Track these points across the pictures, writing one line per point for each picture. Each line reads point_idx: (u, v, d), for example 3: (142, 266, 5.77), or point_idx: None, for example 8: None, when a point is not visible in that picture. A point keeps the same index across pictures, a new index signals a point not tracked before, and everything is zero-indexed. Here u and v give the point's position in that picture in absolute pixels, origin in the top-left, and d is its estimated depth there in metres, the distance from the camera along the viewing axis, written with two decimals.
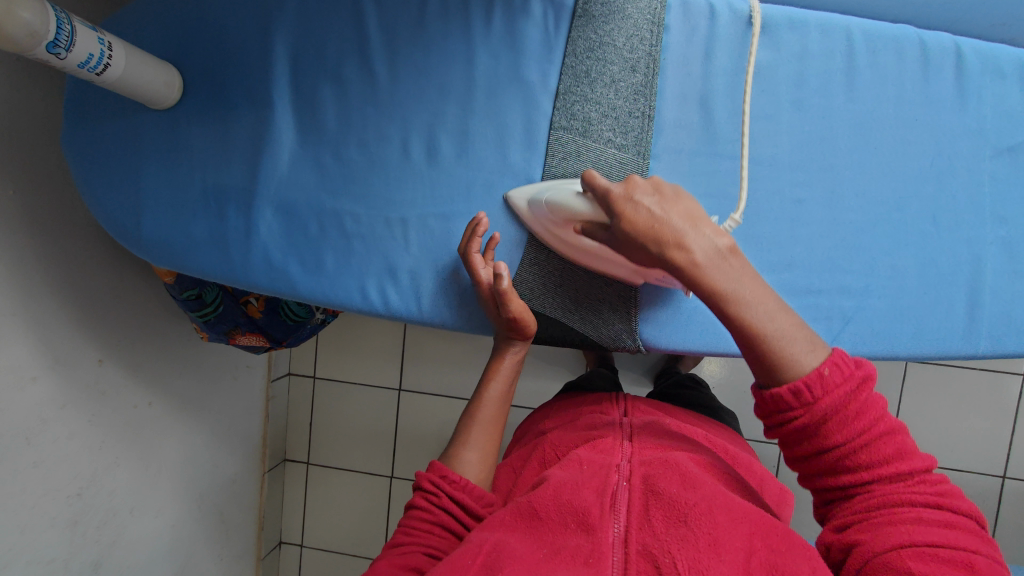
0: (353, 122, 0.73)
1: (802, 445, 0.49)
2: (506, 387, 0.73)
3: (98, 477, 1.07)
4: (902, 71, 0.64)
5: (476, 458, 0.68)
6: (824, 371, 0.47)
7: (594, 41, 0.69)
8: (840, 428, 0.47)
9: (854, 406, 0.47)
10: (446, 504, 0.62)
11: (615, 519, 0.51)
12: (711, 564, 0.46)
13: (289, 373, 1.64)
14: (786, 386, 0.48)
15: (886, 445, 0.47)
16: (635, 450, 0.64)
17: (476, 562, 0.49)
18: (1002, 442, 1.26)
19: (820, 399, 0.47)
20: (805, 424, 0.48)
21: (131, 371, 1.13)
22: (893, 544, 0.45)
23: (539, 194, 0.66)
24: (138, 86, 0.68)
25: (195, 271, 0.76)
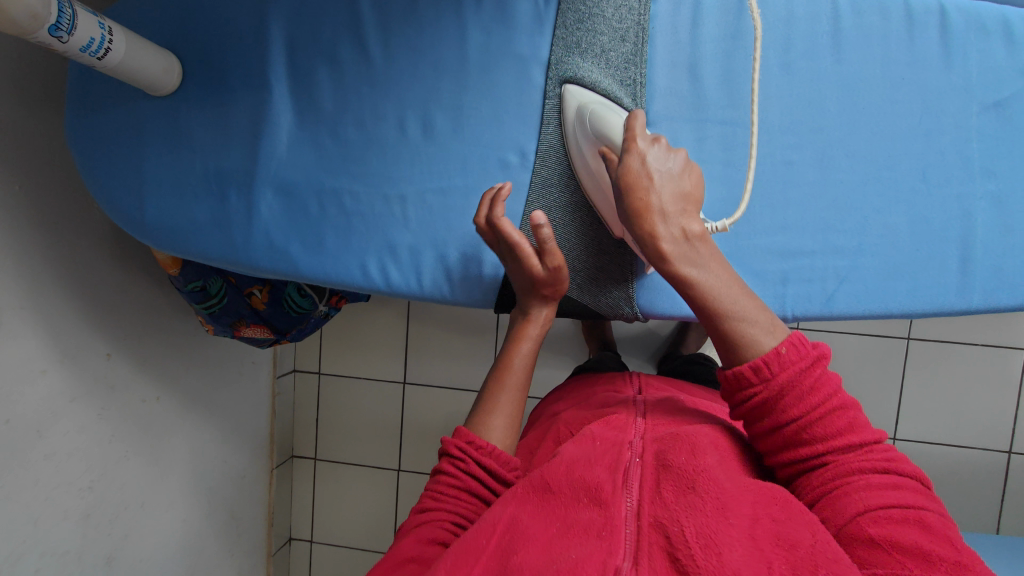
0: (349, 102, 0.74)
1: (761, 421, 0.52)
2: (530, 354, 0.69)
3: (108, 471, 1.08)
4: (887, 31, 0.65)
5: (503, 424, 0.65)
6: (781, 350, 0.50)
7: (584, 13, 0.70)
8: (797, 401, 0.50)
9: (808, 382, 0.50)
10: (474, 469, 0.60)
11: (627, 493, 0.49)
12: (721, 528, 0.44)
13: (295, 370, 1.65)
14: (747, 363, 0.51)
15: (839, 415, 0.50)
16: (647, 428, 0.63)
17: (490, 541, 0.48)
18: (1006, 411, 1.26)
19: (777, 375, 0.50)
20: (764, 400, 0.51)
21: (138, 366, 1.15)
22: (851, 513, 0.46)
23: (589, 105, 0.66)
24: (139, 71, 0.70)
25: (198, 255, 0.78)
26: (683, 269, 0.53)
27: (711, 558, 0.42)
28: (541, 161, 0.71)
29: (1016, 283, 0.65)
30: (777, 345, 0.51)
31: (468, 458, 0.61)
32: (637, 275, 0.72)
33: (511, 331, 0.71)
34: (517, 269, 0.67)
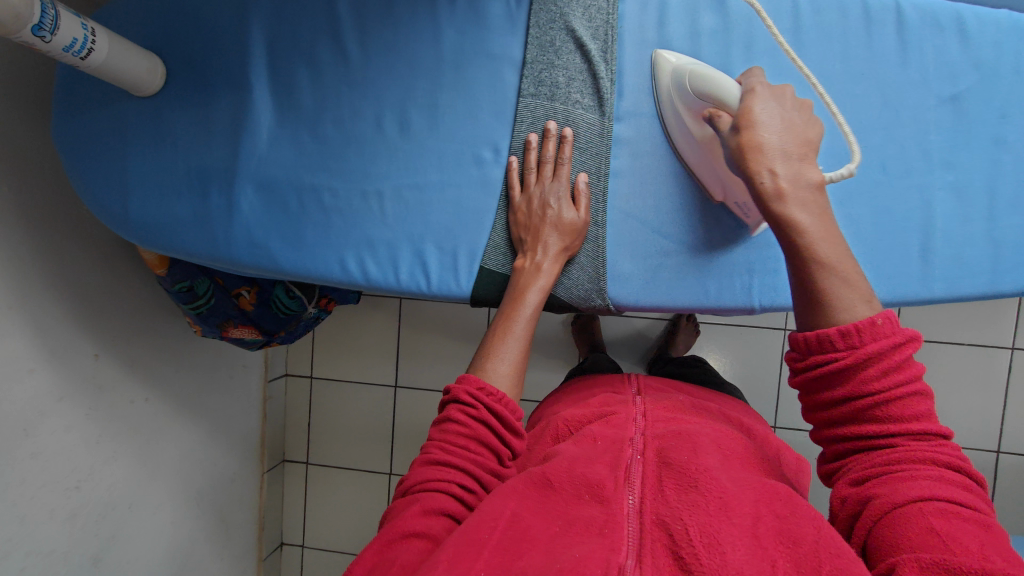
0: (329, 101, 0.76)
1: (837, 388, 0.51)
2: (537, 306, 0.69)
3: (96, 471, 1.09)
4: (846, 28, 0.66)
5: (506, 370, 0.66)
6: (876, 320, 0.49)
7: (555, 13, 0.72)
8: (879, 376, 0.49)
9: (896, 359, 0.49)
10: (485, 417, 0.62)
11: (629, 491, 0.52)
12: (723, 526, 0.46)
13: (286, 374, 1.65)
14: (835, 327, 0.50)
15: (917, 402, 0.49)
16: (647, 424, 0.65)
17: (493, 536, 0.48)
18: (991, 409, 1.27)
19: (866, 344, 0.49)
20: (845, 367, 0.49)
21: (127, 367, 1.16)
22: (914, 496, 0.45)
23: (686, 67, 0.66)
24: (121, 72, 0.71)
25: (182, 252, 0.79)
26: (792, 210, 0.54)
27: (714, 557, 0.44)
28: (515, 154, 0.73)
29: (978, 271, 0.67)
30: (870, 316, 0.50)
31: (478, 405, 0.62)
32: (608, 267, 0.72)
33: (517, 281, 0.70)
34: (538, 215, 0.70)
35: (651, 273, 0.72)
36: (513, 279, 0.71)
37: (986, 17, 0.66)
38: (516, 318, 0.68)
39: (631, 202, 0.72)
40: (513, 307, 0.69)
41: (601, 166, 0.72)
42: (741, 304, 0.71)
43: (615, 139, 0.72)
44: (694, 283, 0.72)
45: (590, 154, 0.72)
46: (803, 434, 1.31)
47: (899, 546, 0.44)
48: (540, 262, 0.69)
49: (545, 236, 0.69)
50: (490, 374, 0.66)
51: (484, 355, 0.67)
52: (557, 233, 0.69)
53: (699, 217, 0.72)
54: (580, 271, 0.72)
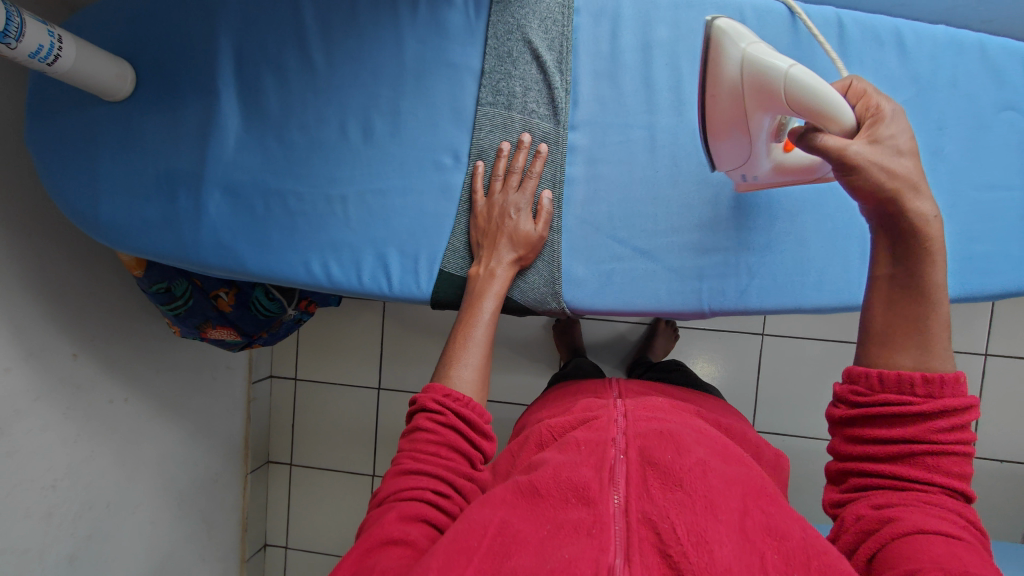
0: (294, 107, 0.78)
1: (895, 428, 0.52)
2: (496, 311, 0.70)
3: (74, 470, 1.10)
4: (788, 42, 0.69)
5: (472, 375, 0.67)
6: (959, 378, 0.52)
7: (513, 24, 0.74)
8: (943, 430, 0.51)
9: (959, 419, 0.51)
10: (453, 422, 0.62)
11: (615, 491, 0.53)
12: (709, 524, 0.47)
13: (271, 375, 1.66)
14: (918, 371, 0.52)
15: (961, 463, 0.52)
16: (629, 424, 0.63)
17: (482, 543, 0.49)
18: None
19: (942, 396, 0.51)
20: (918, 411, 0.51)
21: (106, 366, 1.17)
22: (939, 528, 0.47)
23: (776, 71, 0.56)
24: (89, 77, 0.73)
25: (150, 253, 0.81)
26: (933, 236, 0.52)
27: (702, 554, 0.45)
28: (474, 163, 0.75)
29: None
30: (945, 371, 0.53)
31: (445, 411, 0.63)
32: (563, 270, 0.74)
33: (473, 290, 0.72)
34: (495, 223, 0.72)
35: (604, 276, 0.74)
36: (471, 287, 0.72)
37: (924, 32, 0.67)
38: (475, 323, 0.69)
39: (587, 209, 0.74)
40: (472, 314, 0.70)
41: (555, 174, 0.74)
42: (691, 307, 0.72)
43: (570, 147, 0.74)
44: (645, 287, 0.73)
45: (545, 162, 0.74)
46: (778, 438, 1.32)
47: (914, 558, 0.45)
48: (494, 268, 0.71)
49: (507, 244, 0.71)
50: (455, 380, 0.66)
51: (447, 362, 0.67)
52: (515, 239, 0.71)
53: (654, 221, 0.73)
54: (537, 274, 0.74)
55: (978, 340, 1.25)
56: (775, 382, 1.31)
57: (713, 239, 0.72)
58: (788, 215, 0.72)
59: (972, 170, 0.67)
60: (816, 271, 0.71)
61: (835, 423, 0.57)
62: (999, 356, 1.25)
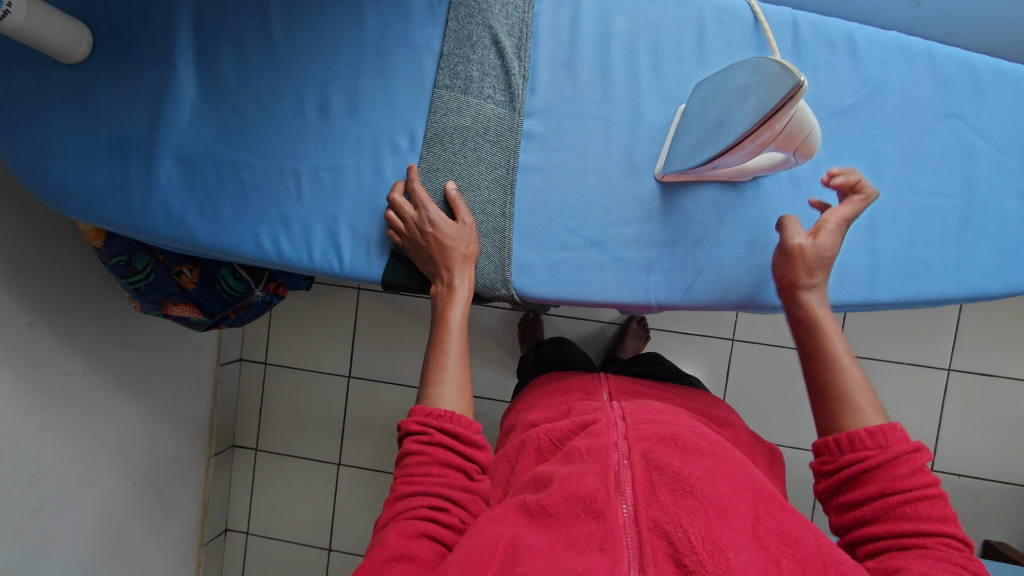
0: (251, 80, 0.77)
1: (866, 487, 0.54)
2: (463, 319, 0.70)
3: (24, 441, 1.07)
4: (744, 42, 0.70)
5: (454, 391, 0.66)
6: (897, 425, 0.56)
7: (474, 8, 0.74)
8: (906, 476, 0.53)
9: (920, 463, 0.54)
10: (440, 440, 0.61)
11: (623, 499, 0.52)
12: (724, 531, 0.47)
13: (240, 359, 1.65)
14: (863, 428, 0.56)
15: (939, 505, 0.52)
16: (629, 428, 0.62)
17: (493, 559, 0.48)
18: (931, 431, 1.28)
19: (892, 444, 0.54)
20: (878, 463, 0.54)
21: (64, 339, 1.15)
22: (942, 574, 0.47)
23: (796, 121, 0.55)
24: (41, 36, 0.72)
25: (98, 219, 0.80)
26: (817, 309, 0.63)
27: (718, 563, 0.45)
28: (428, 147, 0.74)
29: (858, 279, 0.67)
30: (888, 421, 0.56)
31: (430, 430, 0.62)
32: (513, 259, 0.74)
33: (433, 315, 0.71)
34: (424, 251, 0.71)
35: (554, 266, 0.73)
36: (433, 311, 0.71)
37: (875, 37, 0.68)
38: (448, 339, 0.68)
39: (540, 196, 0.74)
40: (444, 328, 0.69)
41: (510, 160, 0.74)
42: (638, 300, 0.72)
43: (526, 134, 0.74)
44: (594, 278, 0.73)
45: (501, 146, 0.74)
46: None
47: None
48: (453, 281, 0.70)
49: (446, 257, 0.70)
50: (436, 399, 0.65)
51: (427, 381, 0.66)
52: (458, 242, 0.70)
53: (605, 212, 0.73)
54: (487, 261, 0.74)
55: (940, 353, 1.27)
56: (741, 387, 1.32)
57: (660, 233, 0.72)
58: (752, 205, 0.70)
59: (914, 176, 0.68)
60: None
61: (826, 500, 0.58)
62: (961, 371, 1.27)
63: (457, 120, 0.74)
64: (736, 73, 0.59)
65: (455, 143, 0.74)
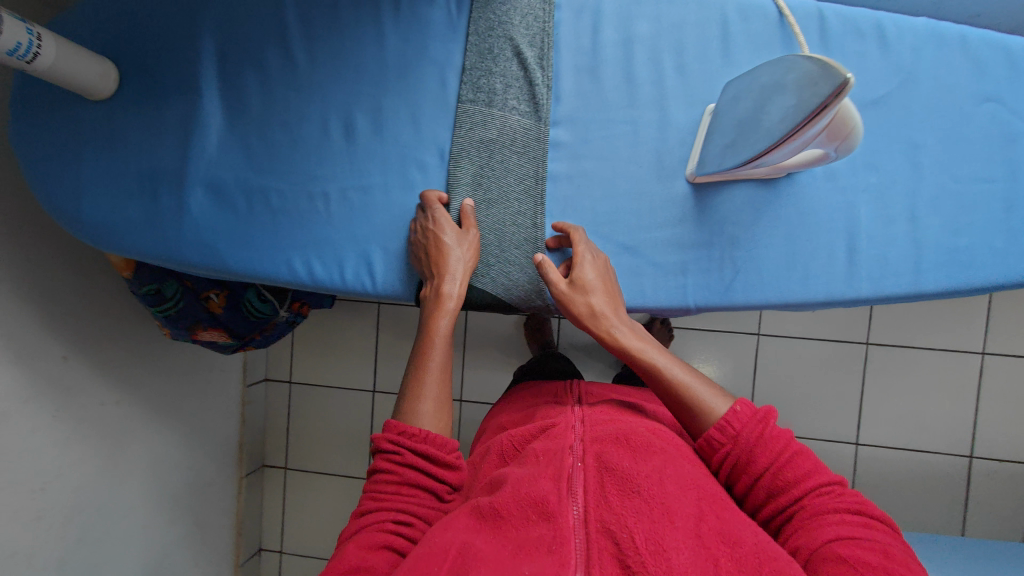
0: (275, 105, 0.78)
1: (741, 479, 0.57)
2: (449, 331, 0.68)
3: (63, 473, 1.08)
4: (770, 38, 0.69)
5: (433, 408, 0.64)
6: (735, 407, 0.58)
7: (494, 21, 0.73)
8: (764, 452, 0.55)
9: (768, 433, 0.56)
10: (412, 461, 0.60)
11: (573, 501, 0.51)
12: (668, 532, 0.46)
13: (266, 379, 1.66)
14: (713, 425, 0.59)
15: (801, 462, 0.55)
16: (587, 431, 0.61)
17: (442, 566, 0.47)
18: (968, 418, 1.25)
19: (741, 430, 0.57)
20: (738, 455, 0.56)
21: (97, 369, 1.16)
22: (824, 538, 0.49)
23: (834, 121, 0.54)
24: (70, 75, 0.73)
25: (131, 252, 0.81)
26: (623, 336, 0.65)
27: (660, 563, 0.44)
28: (456, 162, 0.74)
29: (901, 272, 0.67)
30: (731, 405, 0.59)
31: (402, 450, 0.60)
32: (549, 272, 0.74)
33: (423, 323, 0.69)
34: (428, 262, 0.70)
35: None
36: (422, 318, 0.70)
37: (904, 24, 0.67)
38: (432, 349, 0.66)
39: (571, 203, 0.73)
40: (427, 339, 0.68)
41: (539, 169, 0.73)
42: (676, 305, 0.71)
43: (553, 142, 0.74)
44: (630, 284, 0.72)
45: (528, 157, 0.74)
46: None
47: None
48: (443, 288, 0.68)
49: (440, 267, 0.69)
50: (413, 415, 0.63)
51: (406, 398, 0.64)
52: (458, 249, 0.69)
53: (638, 218, 0.72)
54: (521, 272, 0.73)
55: (975, 338, 1.24)
56: (769, 382, 1.30)
57: (695, 235, 0.71)
58: (790, 199, 0.69)
59: (950, 162, 0.67)
60: (826, 260, 0.68)
61: None
62: (996, 355, 1.24)
63: (482, 133, 0.73)
64: (770, 69, 0.59)
65: (481, 156, 0.74)
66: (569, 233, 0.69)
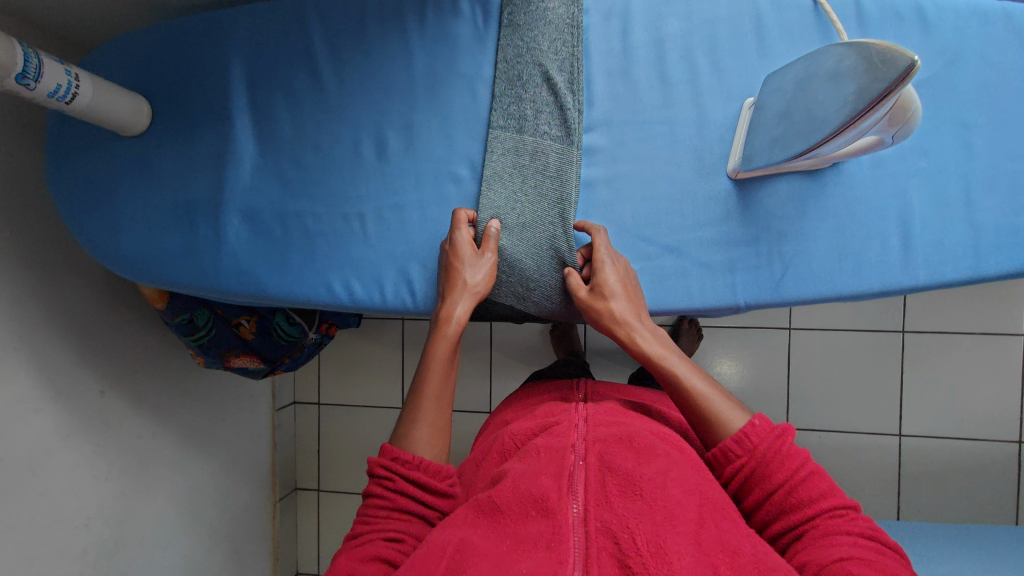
0: (306, 129, 0.78)
1: (753, 492, 0.54)
2: (449, 355, 0.66)
3: (106, 507, 1.08)
4: (805, 28, 0.68)
5: (429, 435, 0.62)
6: (756, 421, 0.56)
7: (522, 48, 0.72)
8: (779, 468, 0.53)
9: (785, 449, 0.54)
10: (403, 488, 0.58)
11: (574, 499, 0.50)
12: (669, 536, 0.45)
13: (294, 402, 1.65)
14: (731, 435, 0.56)
15: (817, 481, 0.52)
16: (589, 429, 0.59)
17: (439, 566, 0.45)
18: (1017, 403, 1.21)
19: (759, 444, 0.54)
20: (752, 467, 0.54)
21: (132, 402, 1.16)
22: (837, 557, 0.47)
23: (891, 113, 0.53)
24: (106, 113, 0.74)
25: (170, 283, 0.81)
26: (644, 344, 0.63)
27: (661, 567, 0.43)
28: (488, 188, 0.73)
29: (960, 257, 0.65)
30: (749, 418, 0.57)
31: (394, 476, 0.59)
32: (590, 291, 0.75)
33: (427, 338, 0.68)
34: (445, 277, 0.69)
35: None
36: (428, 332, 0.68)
37: (945, 4, 0.65)
38: (429, 371, 0.65)
39: (610, 208, 0.72)
40: (429, 358, 0.66)
41: (570, 194, 0.71)
42: (726, 303, 0.70)
43: (588, 148, 0.73)
44: (676, 285, 0.70)
45: (560, 181, 0.72)
46: (814, 436, 1.27)
47: None
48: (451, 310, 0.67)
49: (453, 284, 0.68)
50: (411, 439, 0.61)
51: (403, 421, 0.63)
52: (473, 275, 0.68)
53: (681, 218, 0.71)
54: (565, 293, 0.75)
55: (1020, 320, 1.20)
56: (806, 376, 1.27)
57: (742, 231, 0.69)
58: (838, 186, 0.67)
59: (1004, 141, 0.65)
60: (880, 248, 0.66)
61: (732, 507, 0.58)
62: None
63: (514, 161, 0.73)
64: (824, 57, 0.58)
65: (514, 182, 0.73)
66: (592, 233, 0.68)
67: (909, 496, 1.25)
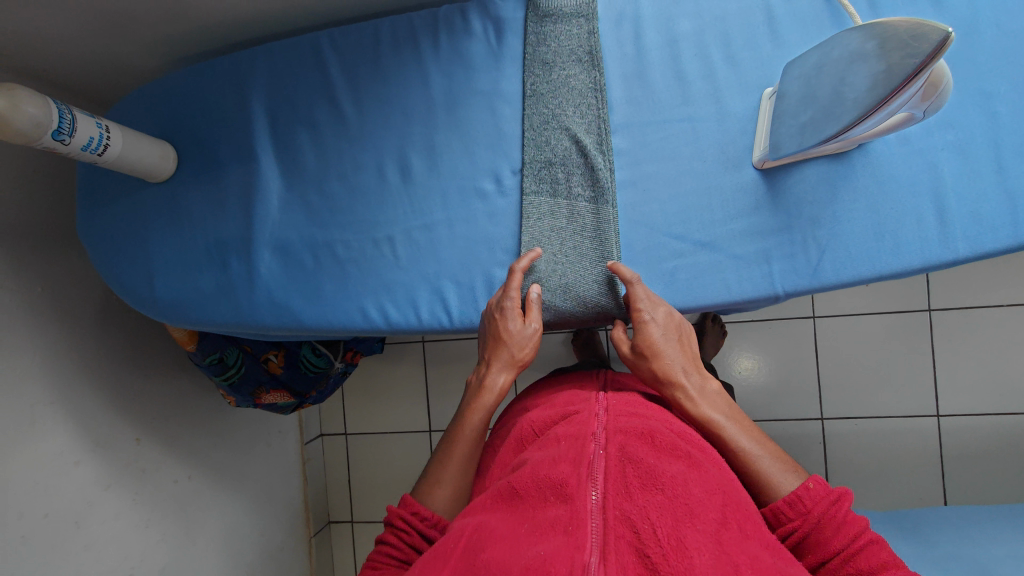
0: (331, 159, 0.79)
1: (806, 555, 0.53)
2: (482, 425, 0.65)
3: (149, 555, 1.07)
4: (817, 14, 0.69)
5: (449, 496, 0.61)
6: (809, 485, 0.54)
7: (547, 114, 0.74)
8: (835, 535, 0.52)
9: (841, 515, 0.52)
10: (417, 543, 0.58)
11: (593, 487, 0.49)
12: (688, 532, 0.44)
13: (322, 434, 1.65)
14: (782, 497, 0.54)
15: (877, 551, 0.51)
16: (610, 419, 0.58)
17: (458, 545, 0.48)
18: None
19: (813, 509, 0.53)
20: (804, 532, 0.52)
21: (168, 447, 1.15)
22: None
23: (926, 86, 0.55)
24: (135, 162, 0.75)
25: (206, 322, 0.81)
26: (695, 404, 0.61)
27: (680, 561, 0.42)
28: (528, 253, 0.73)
29: (997, 226, 0.64)
30: (802, 482, 0.55)
31: (411, 530, 0.59)
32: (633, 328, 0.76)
33: (462, 402, 0.67)
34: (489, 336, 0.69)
35: (667, 276, 0.72)
36: (462, 397, 0.68)
37: None
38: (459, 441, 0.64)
39: (639, 211, 0.73)
40: (460, 424, 0.65)
41: (606, 249, 0.72)
42: (764, 293, 0.69)
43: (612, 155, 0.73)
44: (711, 280, 0.71)
45: (599, 240, 0.72)
46: (851, 423, 1.25)
47: None
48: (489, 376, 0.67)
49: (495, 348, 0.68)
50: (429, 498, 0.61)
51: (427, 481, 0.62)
52: (516, 340, 0.68)
53: (711, 212, 0.71)
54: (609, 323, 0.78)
55: None
56: (837, 363, 1.25)
57: (773, 220, 0.69)
58: (866, 165, 0.67)
59: None
60: (914, 226, 0.66)
61: None
62: None
63: (552, 224, 0.74)
64: (845, 41, 0.60)
65: (553, 245, 0.74)
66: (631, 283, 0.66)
67: (954, 477, 1.22)
